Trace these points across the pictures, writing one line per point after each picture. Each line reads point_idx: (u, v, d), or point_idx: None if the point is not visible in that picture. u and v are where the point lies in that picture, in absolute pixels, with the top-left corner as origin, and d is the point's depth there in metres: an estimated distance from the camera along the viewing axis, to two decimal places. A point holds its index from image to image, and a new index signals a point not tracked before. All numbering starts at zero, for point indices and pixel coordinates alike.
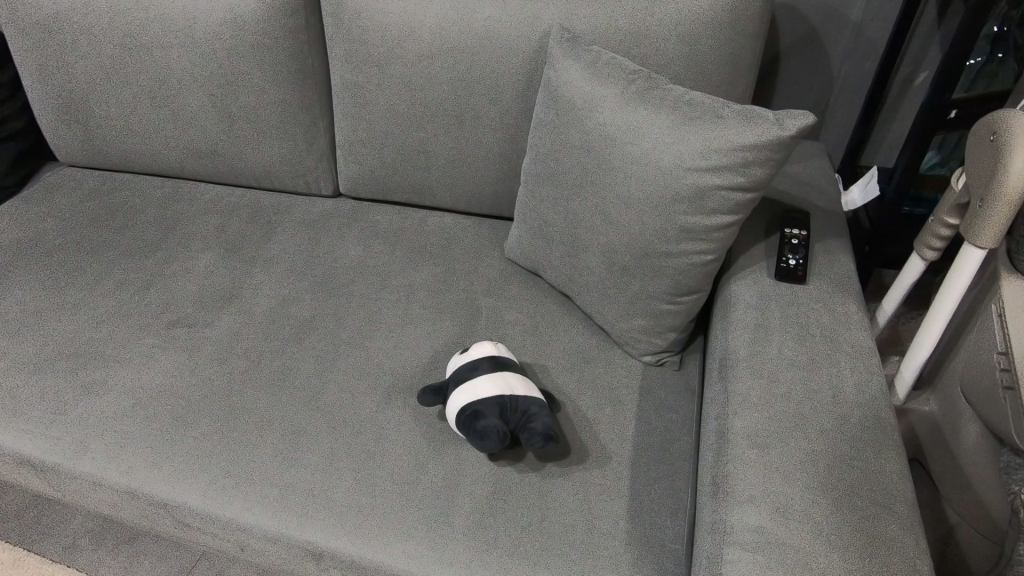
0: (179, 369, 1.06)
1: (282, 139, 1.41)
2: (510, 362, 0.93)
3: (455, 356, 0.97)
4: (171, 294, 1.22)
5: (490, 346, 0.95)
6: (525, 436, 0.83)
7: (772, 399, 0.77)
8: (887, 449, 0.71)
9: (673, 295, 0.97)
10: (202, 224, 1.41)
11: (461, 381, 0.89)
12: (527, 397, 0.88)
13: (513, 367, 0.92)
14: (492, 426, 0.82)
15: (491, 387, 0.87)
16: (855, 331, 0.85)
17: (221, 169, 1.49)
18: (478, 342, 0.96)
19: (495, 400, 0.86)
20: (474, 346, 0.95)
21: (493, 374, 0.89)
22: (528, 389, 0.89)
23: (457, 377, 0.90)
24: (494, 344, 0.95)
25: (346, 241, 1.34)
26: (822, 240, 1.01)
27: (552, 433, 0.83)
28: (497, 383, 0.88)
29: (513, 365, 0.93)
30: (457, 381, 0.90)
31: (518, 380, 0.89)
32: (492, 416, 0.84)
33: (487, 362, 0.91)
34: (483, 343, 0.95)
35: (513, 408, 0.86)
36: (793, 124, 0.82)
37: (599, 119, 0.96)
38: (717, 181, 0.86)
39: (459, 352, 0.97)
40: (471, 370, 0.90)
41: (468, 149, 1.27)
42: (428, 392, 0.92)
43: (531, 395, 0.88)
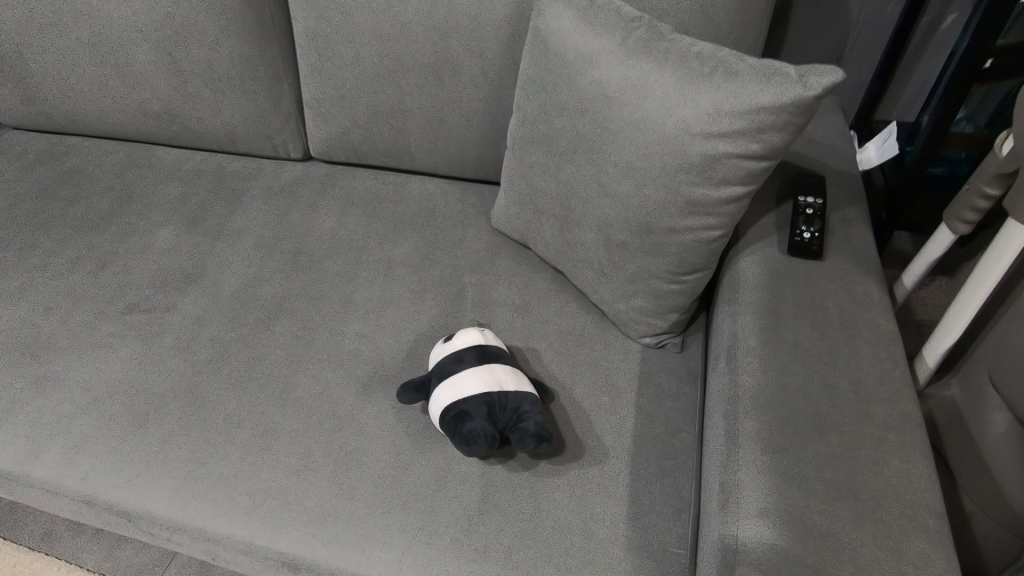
0: (137, 359, 0.97)
1: (242, 97, 1.28)
2: (500, 353, 0.85)
3: (438, 345, 0.89)
4: (129, 274, 1.12)
5: (478, 334, 0.87)
6: (515, 438, 0.77)
7: (786, 395, 0.70)
8: (915, 452, 0.64)
9: (676, 274, 0.88)
10: (160, 194, 1.30)
11: (444, 374, 0.82)
12: (519, 395, 0.80)
13: (502, 359, 0.85)
14: (480, 428, 0.75)
15: (478, 383, 0.80)
16: (876, 315, 0.78)
17: (180, 131, 1.36)
18: (464, 329, 0.88)
19: (481, 398, 0.79)
20: (459, 333, 0.87)
21: (479, 367, 0.82)
22: (520, 385, 0.81)
23: (440, 370, 0.83)
24: (482, 332, 0.88)
25: (320, 212, 1.24)
26: (839, 210, 0.92)
27: (546, 436, 0.76)
28: (484, 378, 0.80)
29: (503, 356, 0.85)
30: (439, 376, 0.83)
31: (509, 375, 0.82)
32: (479, 416, 0.77)
33: (473, 355, 0.83)
34: (470, 330, 0.88)
35: (503, 406, 0.79)
36: (818, 82, 0.71)
37: (594, 77, 0.84)
38: (728, 149, 0.76)
39: (442, 339, 0.89)
40: (456, 362, 0.83)
41: (448, 108, 1.15)
42: (407, 385, 0.85)
43: (522, 391, 0.81)
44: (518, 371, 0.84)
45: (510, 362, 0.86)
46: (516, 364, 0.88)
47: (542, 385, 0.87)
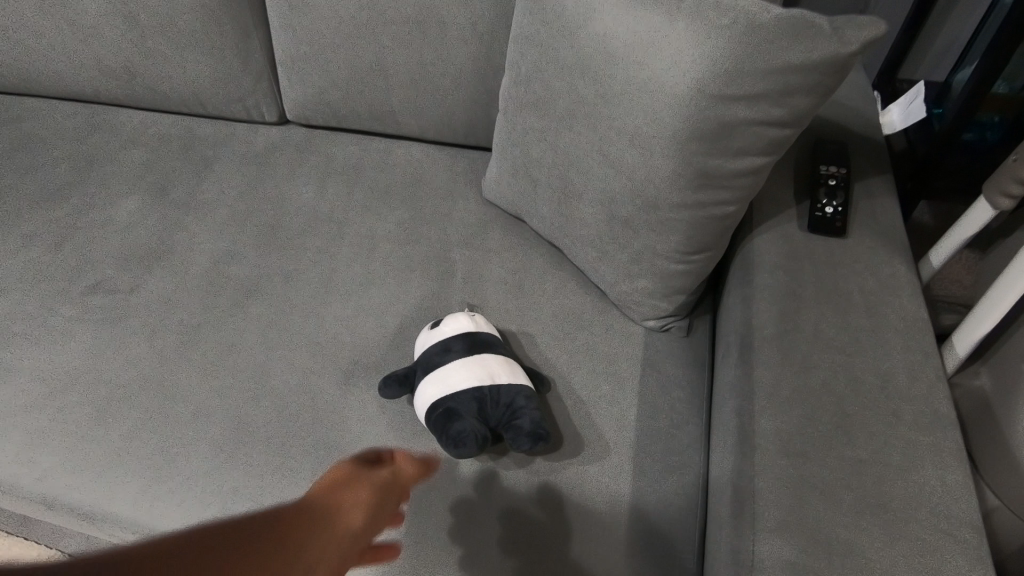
0: (99, 345, 0.90)
1: (209, 54, 1.16)
2: (492, 341, 0.79)
3: (424, 332, 0.83)
4: (91, 250, 1.04)
5: (468, 319, 0.80)
6: (509, 437, 0.71)
7: (807, 391, 0.64)
8: (949, 455, 0.58)
9: (686, 254, 0.80)
10: (124, 162, 1.20)
11: (431, 365, 0.76)
12: (512, 389, 0.74)
13: (494, 348, 0.79)
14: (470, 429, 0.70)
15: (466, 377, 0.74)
16: (905, 299, 0.71)
17: (143, 91, 1.25)
18: (453, 314, 0.81)
19: (471, 393, 0.73)
20: (447, 318, 0.81)
21: (469, 358, 0.76)
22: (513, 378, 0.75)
23: (426, 362, 0.77)
24: (473, 317, 0.81)
25: (297, 181, 1.14)
26: (863, 181, 0.84)
27: (542, 435, 0.71)
28: (475, 371, 0.75)
29: (496, 344, 0.79)
30: (426, 367, 0.77)
31: (501, 366, 0.76)
32: (469, 414, 0.72)
33: (462, 343, 0.77)
34: (460, 315, 0.81)
35: (495, 402, 0.73)
36: (853, 36, 0.62)
37: (595, 29, 0.74)
38: (748, 115, 0.67)
39: (429, 324, 0.83)
40: (444, 353, 0.77)
41: (433, 67, 1.05)
42: (391, 376, 0.79)
43: (516, 384, 0.75)
44: (511, 360, 0.78)
45: (503, 350, 0.80)
46: (509, 351, 0.81)
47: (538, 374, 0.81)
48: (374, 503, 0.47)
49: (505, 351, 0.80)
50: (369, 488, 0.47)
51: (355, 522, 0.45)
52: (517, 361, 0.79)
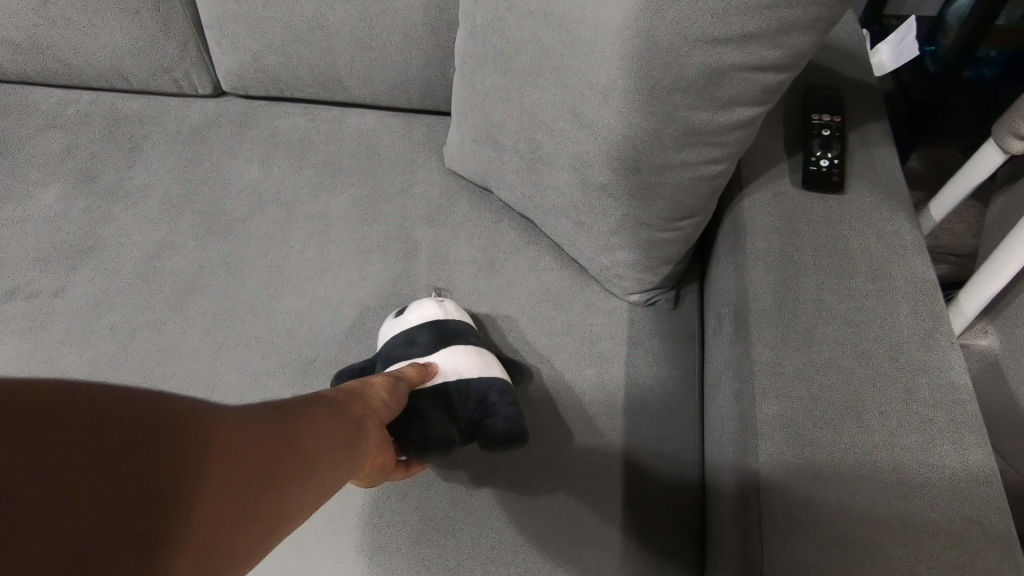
0: (21, 358, 0.80)
1: (124, 19, 1.03)
2: (464, 328, 0.73)
3: (388, 321, 0.76)
4: (7, 251, 0.92)
5: (438, 304, 0.75)
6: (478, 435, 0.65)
7: (811, 370, 0.58)
8: (968, 431, 0.53)
9: (670, 221, 0.73)
10: (40, 147, 1.07)
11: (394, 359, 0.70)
12: (483, 383, 0.68)
13: (465, 336, 0.72)
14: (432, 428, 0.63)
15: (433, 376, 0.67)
16: (912, 259, 0.64)
17: (54, 65, 1.11)
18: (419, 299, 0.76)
19: (437, 393, 0.67)
20: (413, 306, 0.75)
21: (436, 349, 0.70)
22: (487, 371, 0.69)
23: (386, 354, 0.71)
24: (442, 302, 0.75)
25: (238, 158, 1.03)
26: (860, 129, 0.77)
27: (517, 433, 0.64)
28: (442, 368, 0.69)
29: (467, 330, 0.73)
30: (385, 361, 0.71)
31: (473, 357, 0.70)
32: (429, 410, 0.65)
33: (426, 333, 0.71)
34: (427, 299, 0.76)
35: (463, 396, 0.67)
36: None
37: None
38: (737, 59, 0.58)
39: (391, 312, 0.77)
40: (407, 343, 0.71)
41: (379, 21, 0.93)
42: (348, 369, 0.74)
43: (488, 378, 0.68)
44: (485, 351, 0.72)
45: (475, 338, 0.73)
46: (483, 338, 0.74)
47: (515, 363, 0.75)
48: (392, 387, 0.60)
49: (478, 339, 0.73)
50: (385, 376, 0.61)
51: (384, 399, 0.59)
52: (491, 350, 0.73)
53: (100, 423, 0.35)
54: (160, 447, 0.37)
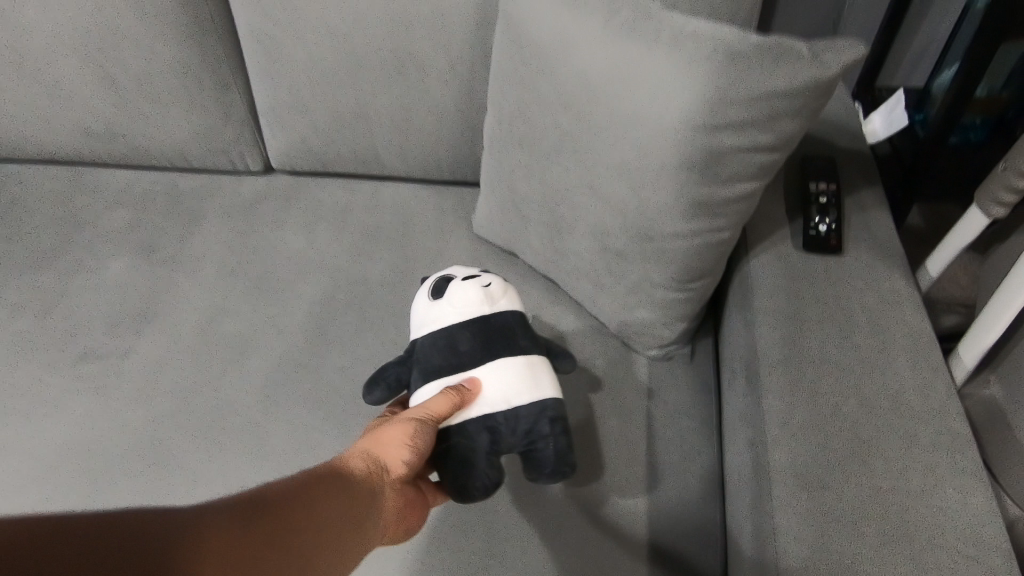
0: (92, 415, 0.88)
1: (190, 110, 1.16)
2: (509, 326, 0.74)
3: (428, 299, 0.76)
4: (79, 317, 1.02)
5: (481, 292, 0.74)
6: (526, 460, 0.72)
7: (819, 418, 0.63)
8: (966, 475, 0.58)
9: (683, 281, 0.79)
10: (108, 222, 1.19)
11: (439, 372, 0.72)
12: (532, 407, 0.70)
13: (511, 338, 0.73)
14: (481, 467, 0.69)
15: (476, 403, 0.70)
16: (908, 313, 0.70)
17: (124, 150, 1.24)
18: (460, 281, 0.75)
19: (480, 423, 0.69)
20: (455, 295, 0.74)
21: (481, 363, 0.71)
22: (534, 390, 0.71)
23: (429, 362, 0.73)
24: (485, 291, 0.74)
25: (286, 229, 1.14)
26: (854, 194, 0.84)
27: (562, 469, 0.70)
28: (490, 391, 0.70)
29: (512, 327, 0.74)
30: (428, 376, 0.73)
31: (519, 375, 0.71)
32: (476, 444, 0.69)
33: (469, 339, 0.72)
34: (469, 283, 0.75)
35: (510, 423, 0.69)
36: (833, 60, 0.62)
37: (576, 65, 0.74)
38: (736, 142, 0.66)
39: (431, 292, 0.76)
40: (449, 347, 0.72)
41: (415, 107, 1.04)
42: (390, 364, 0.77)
43: (535, 403, 0.70)
44: (531, 359, 0.73)
45: (521, 338, 0.74)
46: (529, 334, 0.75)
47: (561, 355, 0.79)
48: (410, 438, 0.64)
49: (525, 338, 0.74)
50: (401, 428, 0.65)
51: (394, 457, 0.63)
52: (538, 350, 0.74)
53: (115, 525, 0.41)
54: (164, 544, 0.42)
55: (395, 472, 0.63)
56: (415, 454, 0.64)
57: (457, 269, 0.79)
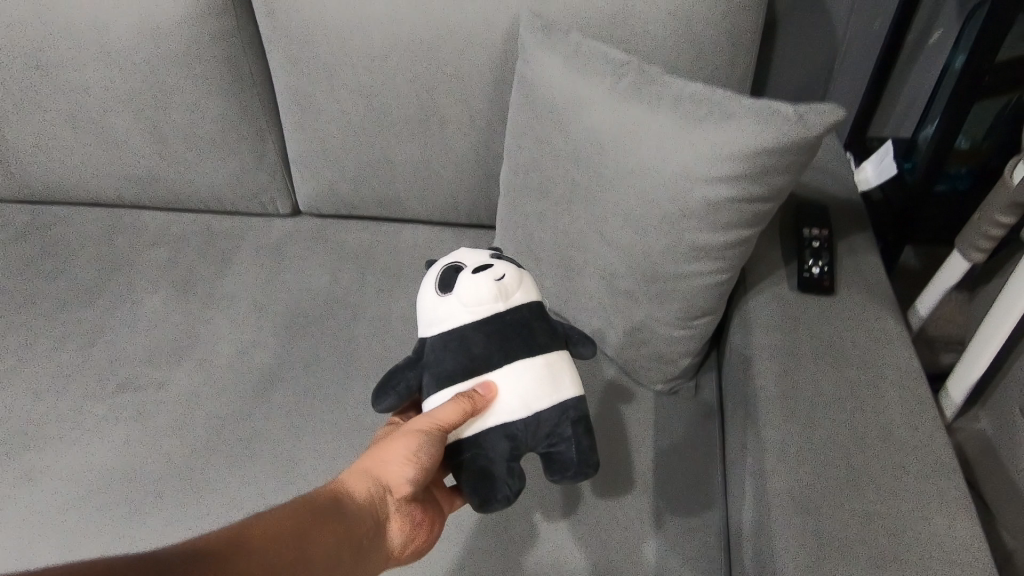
0: (132, 442, 0.94)
1: (227, 158, 1.25)
2: (525, 321, 0.70)
3: (438, 292, 0.71)
4: (119, 349, 1.09)
5: (493, 286, 0.69)
6: (547, 462, 0.71)
7: (814, 448, 0.67)
8: (953, 501, 0.62)
9: (686, 320, 0.85)
10: (147, 260, 1.27)
11: (452, 378, 0.68)
12: (554, 409, 0.68)
13: (528, 334, 0.70)
14: (502, 476, 0.67)
15: (493, 408, 0.67)
16: (897, 350, 0.75)
17: (164, 195, 1.34)
18: (469, 274, 0.69)
19: (499, 431, 0.66)
20: (467, 289, 0.69)
21: (498, 367, 0.68)
22: (554, 390, 0.68)
23: (442, 366, 0.69)
24: (499, 284, 0.69)
25: (312, 267, 1.21)
26: (847, 239, 0.90)
27: (584, 470, 0.69)
28: (511, 396, 0.67)
29: (526, 319, 0.70)
30: (442, 382, 0.69)
31: (538, 377, 0.68)
32: (496, 455, 0.67)
33: (482, 343, 0.68)
34: (480, 276, 0.69)
35: (530, 428, 0.67)
36: (817, 121, 0.69)
37: (586, 123, 0.82)
38: (732, 194, 0.73)
39: (440, 285, 0.71)
40: (462, 349, 0.68)
41: (437, 157, 1.13)
42: (397, 365, 0.73)
43: (557, 403, 0.68)
44: (549, 356, 0.70)
45: (538, 333, 0.70)
46: (547, 326, 0.72)
47: (579, 341, 0.75)
48: (411, 456, 0.64)
49: (543, 332, 0.71)
50: (401, 446, 0.64)
51: (394, 478, 0.64)
52: (556, 346, 0.72)
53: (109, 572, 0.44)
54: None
55: (399, 492, 0.64)
56: (418, 473, 0.64)
57: (465, 256, 0.73)
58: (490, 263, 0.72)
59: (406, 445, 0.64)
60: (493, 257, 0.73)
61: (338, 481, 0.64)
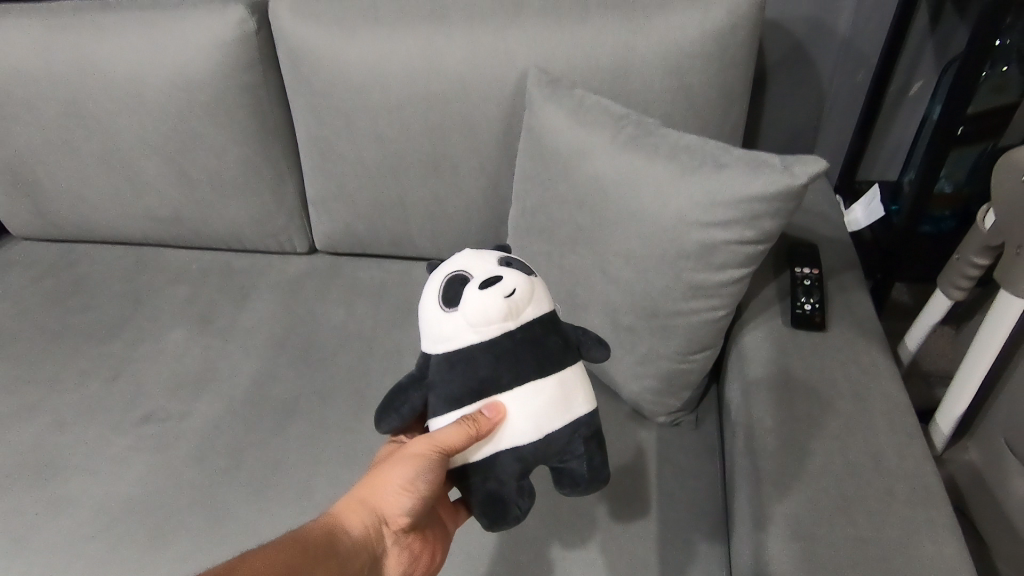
0: (154, 472, 0.98)
1: (249, 200, 1.32)
2: (535, 333, 0.66)
3: (443, 307, 0.66)
4: (142, 381, 1.13)
5: (503, 304, 0.64)
6: (556, 474, 0.72)
7: (809, 476, 0.71)
8: (941, 529, 0.65)
9: (686, 354, 0.90)
10: (169, 296, 1.32)
11: (460, 401, 0.66)
12: (565, 428, 0.67)
13: (539, 345, 0.66)
14: (511, 497, 0.68)
15: (501, 430, 0.65)
16: (886, 383, 0.79)
17: (187, 234, 1.40)
18: (476, 290, 0.64)
19: (512, 453, 0.65)
20: (473, 307, 0.64)
21: (509, 389, 0.65)
22: (565, 409, 0.66)
23: (449, 387, 0.66)
24: (508, 301, 0.64)
25: (327, 303, 1.26)
26: (837, 277, 0.95)
27: (593, 485, 0.71)
28: (523, 418, 0.65)
29: (537, 331, 0.66)
30: (453, 405, 0.66)
31: (549, 399, 0.66)
32: (506, 476, 0.67)
33: (490, 364, 0.64)
34: (488, 293, 0.64)
35: (541, 449, 0.66)
36: (803, 170, 0.75)
37: (589, 171, 0.88)
38: (726, 237, 0.79)
39: (445, 301, 0.66)
40: (469, 370, 0.65)
41: (449, 199, 1.19)
42: (400, 384, 0.69)
43: (569, 420, 0.67)
44: (560, 374, 0.67)
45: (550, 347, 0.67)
46: (558, 336, 0.68)
47: (591, 345, 0.71)
48: (407, 486, 0.67)
49: (555, 345, 0.67)
50: (397, 477, 0.67)
51: (390, 507, 0.69)
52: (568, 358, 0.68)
53: None
54: None
55: (395, 521, 0.69)
56: (414, 501, 0.67)
57: (470, 264, 0.67)
58: (499, 274, 0.66)
59: (399, 478, 0.67)
60: (501, 265, 0.67)
61: (338, 513, 0.69)
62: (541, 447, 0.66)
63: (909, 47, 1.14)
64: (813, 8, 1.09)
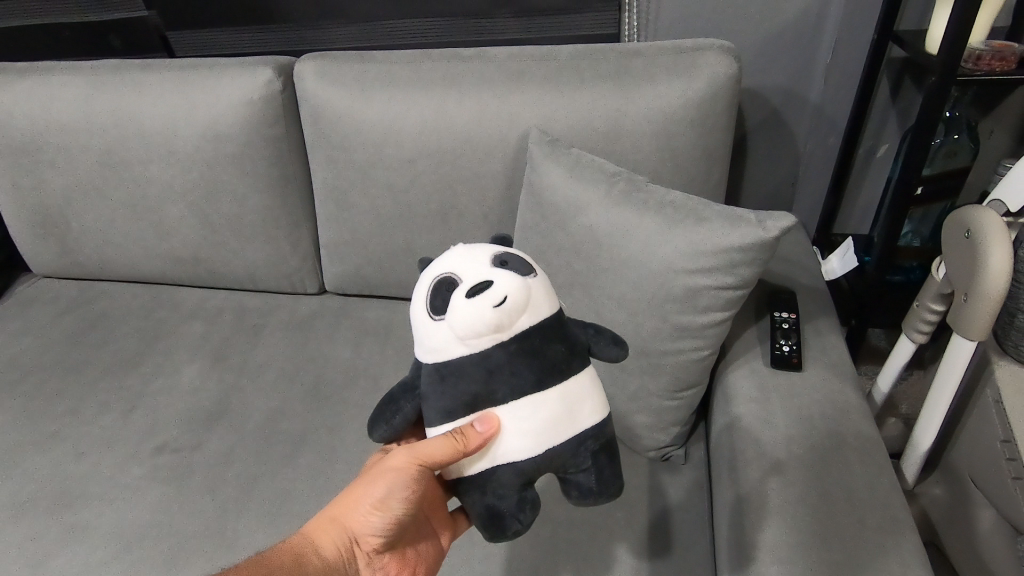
0: (167, 501, 1.03)
1: (266, 244, 1.41)
2: (535, 347, 0.70)
3: (433, 317, 0.70)
4: (157, 414, 1.19)
5: (492, 313, 0.66)
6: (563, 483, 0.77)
7: (786, 504, 0.77)
8: (908, 553, 0.71)
9: (674, 391, 0.96)
10: (184, 333, 1.39)
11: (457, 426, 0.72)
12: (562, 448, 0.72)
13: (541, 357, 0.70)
14: (512, 511, 0.73)
15: (494, 441, 0.70)
16: (857, 418, 0.86)
17: (203, 274, 1.48)
18: (464, 298, 0.67)
19: (514, 479, 0.71)
20: (460, 317, 0.67)
21: (505, 404, 0.70)
22: (558, 425, 0.70)
23: (447, 413, 0.71)
24: (497, 310, 0.66)
25: (336, 342, 1.33)
26: (813, 322, 1.03)
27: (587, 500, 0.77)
28: (517, 431, 0.69)
29: (536, 347, 0.70)
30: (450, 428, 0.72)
31: (543, 415, 0.70)
32: (503, 493, 0.72)
33: (485, 390, 0.69)
34: (475, 301, 0.66)
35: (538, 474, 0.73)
36: (774, 224, 0.84)
37: (585, 222, 0.97)
38: (706, 282, 0.87)
39: (435, 309, 0.70)
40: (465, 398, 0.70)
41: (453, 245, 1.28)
42: (394, 393, 0.75)
43: (565, 435, 0.71)
44: (560, 388, 0.71)
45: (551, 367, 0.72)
46: (563, 350, 0.72)
47: (601, 346, 0.76)
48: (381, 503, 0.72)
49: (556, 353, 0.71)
50: (370, 496, 0.73)
51: (361, 528, 0.73)
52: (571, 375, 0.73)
53: None
54: None
55: (367, 541, 0.73)
56: (387, 519, 0.73)
57: (463, 267, 0.70)
58: (488, 280, 0.68)
59: (374, 496, 0.72)
60: (491, 269, 0.69)
61: (311, 537, 0.72)
62: (538, 470, 0.72)
63: (874, 114, 1.26)
64: (786, 80, 1.22)
